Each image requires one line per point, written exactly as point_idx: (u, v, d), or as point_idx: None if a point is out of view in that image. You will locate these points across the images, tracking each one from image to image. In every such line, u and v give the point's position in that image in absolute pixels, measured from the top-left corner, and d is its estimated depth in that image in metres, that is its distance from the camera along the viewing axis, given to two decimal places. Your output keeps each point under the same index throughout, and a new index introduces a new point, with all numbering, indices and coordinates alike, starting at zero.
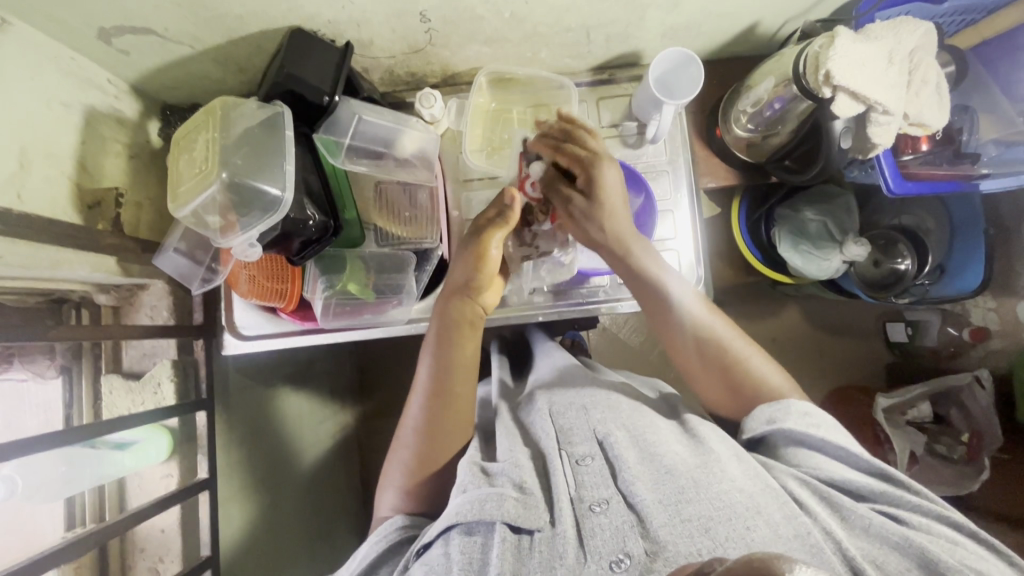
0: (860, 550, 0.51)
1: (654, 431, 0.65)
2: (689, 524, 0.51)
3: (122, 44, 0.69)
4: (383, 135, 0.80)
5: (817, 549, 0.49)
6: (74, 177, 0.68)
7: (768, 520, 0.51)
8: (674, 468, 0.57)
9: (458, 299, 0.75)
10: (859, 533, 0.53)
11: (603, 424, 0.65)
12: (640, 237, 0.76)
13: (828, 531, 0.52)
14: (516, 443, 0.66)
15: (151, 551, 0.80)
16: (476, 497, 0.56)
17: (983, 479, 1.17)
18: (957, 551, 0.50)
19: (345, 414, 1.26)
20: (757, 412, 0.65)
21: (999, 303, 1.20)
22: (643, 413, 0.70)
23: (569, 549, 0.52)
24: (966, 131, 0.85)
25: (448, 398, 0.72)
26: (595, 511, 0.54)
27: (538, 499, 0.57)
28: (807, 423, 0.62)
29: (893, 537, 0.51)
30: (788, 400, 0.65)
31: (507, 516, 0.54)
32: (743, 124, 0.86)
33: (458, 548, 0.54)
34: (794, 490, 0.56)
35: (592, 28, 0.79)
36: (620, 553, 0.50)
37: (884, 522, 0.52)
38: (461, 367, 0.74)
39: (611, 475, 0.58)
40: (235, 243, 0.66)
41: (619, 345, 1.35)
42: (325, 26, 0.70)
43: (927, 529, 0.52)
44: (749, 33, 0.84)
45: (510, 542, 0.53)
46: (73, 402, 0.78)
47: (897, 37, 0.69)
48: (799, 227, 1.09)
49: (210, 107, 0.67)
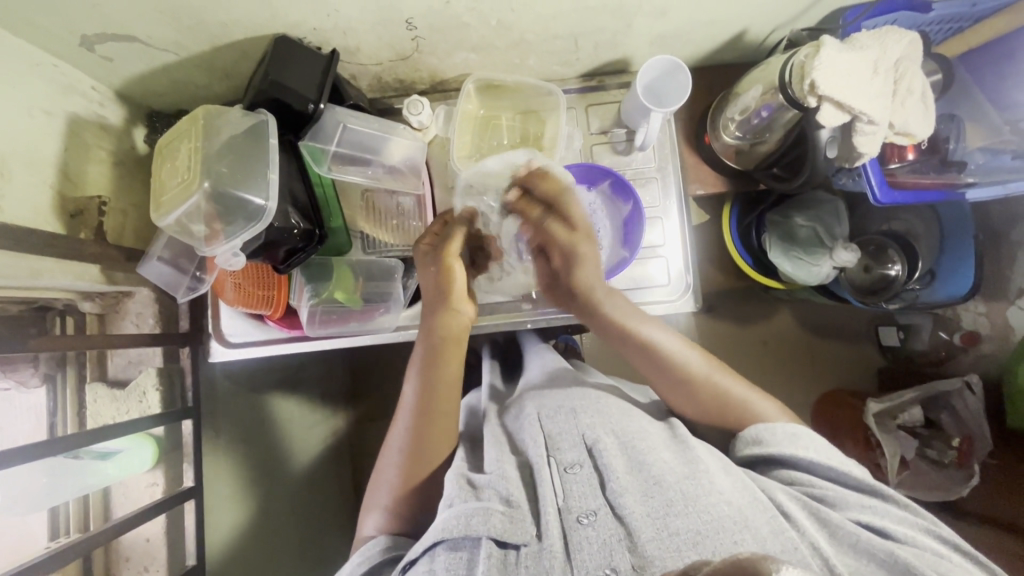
0: (846, 565, 0.51)
1: (643, 437, 0.65)
2: (676, 537, 0.51)
3: (105, 50, 0.68)
4: (370, 142, 0.80)
5: (806, 563, 0.49)
6: (56, 185, 0.68)
7: (755, 532, 0.52)
8: (663, 479, 0.57)
9: (435, 312, 0.77)
10: (847, 548, 0.53)
11: (592, 430, 0.65)
12: (612, 293, 0.79)
13: (814, 544, 0.52)
14: (503, 451, 0.66)
15: (136, 561, 0.79)
16: (462, 512, 0.56)
17: (972, 484, 1.16)
18: (940, 564, 0.51)
19: (337, 419, 1.25)
20: (746, 432, 0.66)
21: (989, 309, 1.21)
22: (633, 417, 0.70)
23: (556, 564, 0.51)
24: (952, 137, 0.86)
25: (437, 417, 0.72)
26: (584, 523, 0.54)
27: (524, 511, 0.57)
28: (796, 445, 0.62)
29: (880, 552, 0.51)
30: (777, 422, 0.65)
31: (493, 531, 0.54)
32: (732, 131, 0.86)
33: (444, 566, 0.53)
34: (783, 503, 0.56)
35: (580, 36, 0.79)
36: (607, 568, 0.50)
37: (870, 538, 0.52)
38: (446, 389, 0.74)
39: (599, 484, 0.58)
40: (219, 252, 0.66)
41: (612, 349, 1.35)
42: (310, 34, 0.70)
43: (912, 543, 0.53)
44: (738, 40, 0.84)
45: (496, 558, 0.53)
46: (58, 411, 0.76)
47: (882, 46, 0.69)
48: (788, 232, 1.09)
49: (193, 115, 0.66)
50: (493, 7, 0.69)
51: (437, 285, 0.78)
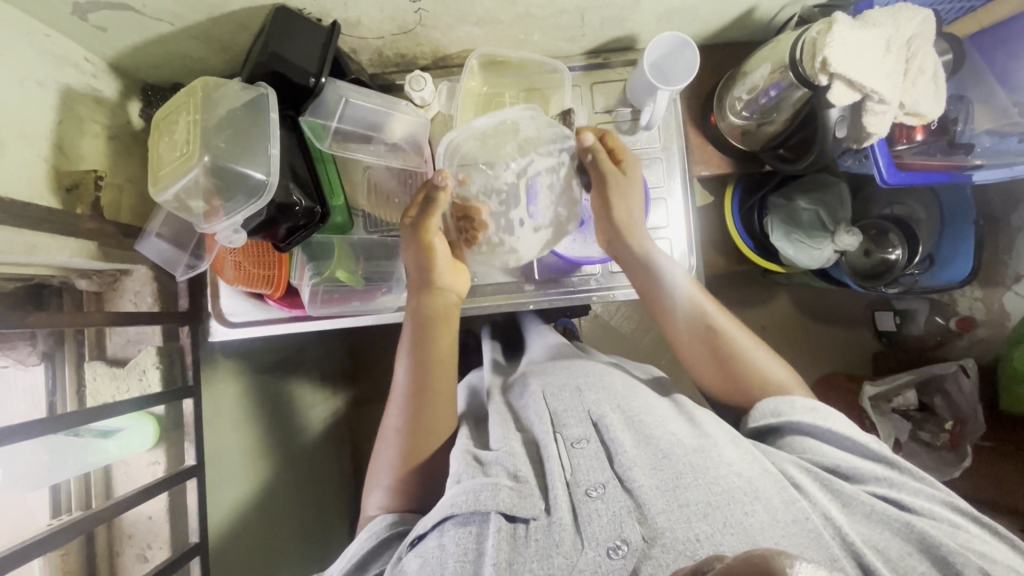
0: (860, 533, 0.53)
1: (649, 413, 0.65)
2: (686, 509, 0.52)
3: (98, 20, 0.66)
4: (372, 118, 0.78)
5: (816, 535, 0.50)
6: (51, 159, 0.66)
7: (766, 503, 0.53)
8: (671, 452, 0.58)
9: (423, 288, 0.76)
10: (862, 517, 0.54)
11: (598, 406, 0.65)
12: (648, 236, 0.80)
13: (827, 515, 0.53)
14: (509, 429, 0.66)
15: (139, 538, 0.80)
16: (471, 488, 0.56)
17: (965, 466, 1.18)
18: (959, 536, 0.51)
19: (336, 399, 1.25)
20: (763, 405, 0.67)
21: (986, 294, 1.25)
22: (637, 392, 0.70)
23: (567, 536, 0.52)
24: (961, 120, 0.84)
25: (429, 396, 0.72)
26: (593, 496, 0.55)
27: (532, 486, 0.58)
28: (814, 416, 0.63)
29: (895, 522, 0.53)
30: (793, 395, 0.66)
31: (501, 506, 0.54)
32: (739, 111, 0.84)
33: (454, 539, 0.54)
34: (794, 475, 0.57)
35: (587, 11, 0.77)
36: (618, 539, 0.51)
37: (886, 508, 0.54)
38: (439, 365, 0.74)
39: (607, 459, 0.59)
40: (219, 229, 0.65)
41: (611, 331, 1.36)
42: (310, 4, 0.68)
43: (930, 514, 0.53)
44: (747, 17, 0.82)
45: (506, 532, 0.53)
46: (57, 388, 0.76)
47: (896, 24, 0.68)
48: (791, 215, 1.09)
49: (191, 88, 0.64)
50: None
51: (423, 266, 0.74)
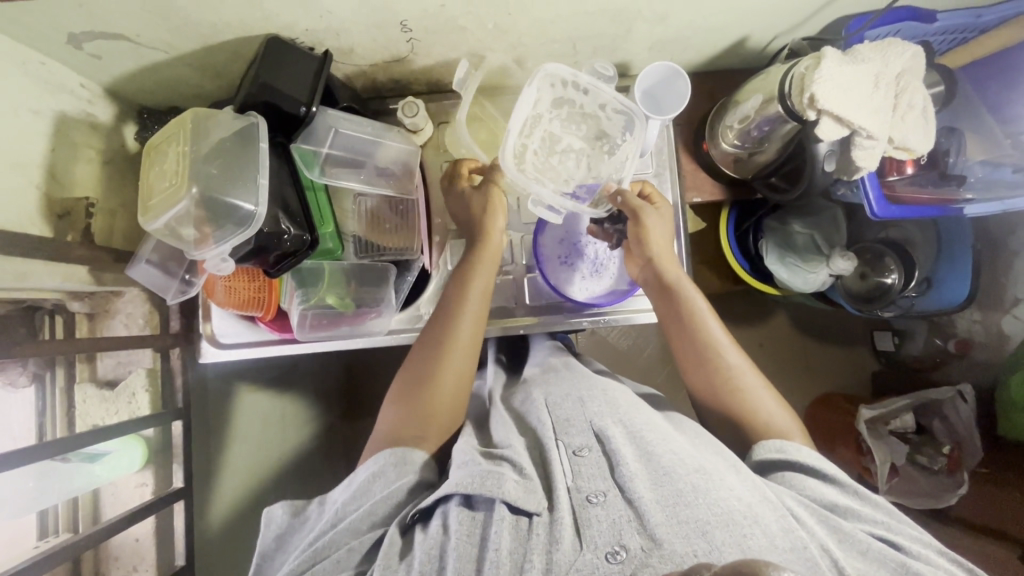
0: (856, 568, 0.53)
1: (653, 429, 0.64)
2: (685, 525, 0.51)
3: (93, 48, 0.67)
4: (362, 146, 0.80)
5: (812, 562, 0.50)
6: (43, 186, 0.67)
7: (765, 528, 0.52)
8: (672, 469, 0.57)
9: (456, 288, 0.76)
10: (857, 553, 0.54)
11: (600, 417, 0.65)
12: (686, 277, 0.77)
13: (823, 546, 0.53)
14: (512, 432, 0.67)
15: (125, 560, 0.79)
16: (478, 473, 0.57)
17: (962, 492, 1.16)
18: None
19: (331, 414, 1.26)
20: (768, 441, 0.65)
21: (985, 316, 1.20)
22: (640, 408, 0.69)
23: (566, 537, 0.52)
24: (953, 152, 0.83)
25: (437, 390, 0.70)
26: (593, 503, 0.55)
27: (536, 484, 0.58)
28: (816, 458, 0.63)
29: (891, 561, 0.53)
30: (802, 445, 0.65)
31: (506, 496, 0.55)
32: (731, 139, 0.84)
33: (456, 521, 0.55)
34: (792, 507, 0.56)
35: (579, 40, 0.78)
36: (616, 545, 0.51)
37: (883, 548, 0.54)
38: (448, 363, 0.71)
39: (609, 468, 0.58)
40: (209, 257, 0.65)
41: (607, 348, 1.36)
42: (303, 34, 0.68)
43: (924, 560, 0.54)
44: (739, 46, 0.83)
45: (509, 522, 0.54)
46: (46, 410, 0.75)
47: (884, 60, 0.68)
48: (786, 238, 1.09)
49: (182, 118, 0.65)
50: (488, 11, 0.68)
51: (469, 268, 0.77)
